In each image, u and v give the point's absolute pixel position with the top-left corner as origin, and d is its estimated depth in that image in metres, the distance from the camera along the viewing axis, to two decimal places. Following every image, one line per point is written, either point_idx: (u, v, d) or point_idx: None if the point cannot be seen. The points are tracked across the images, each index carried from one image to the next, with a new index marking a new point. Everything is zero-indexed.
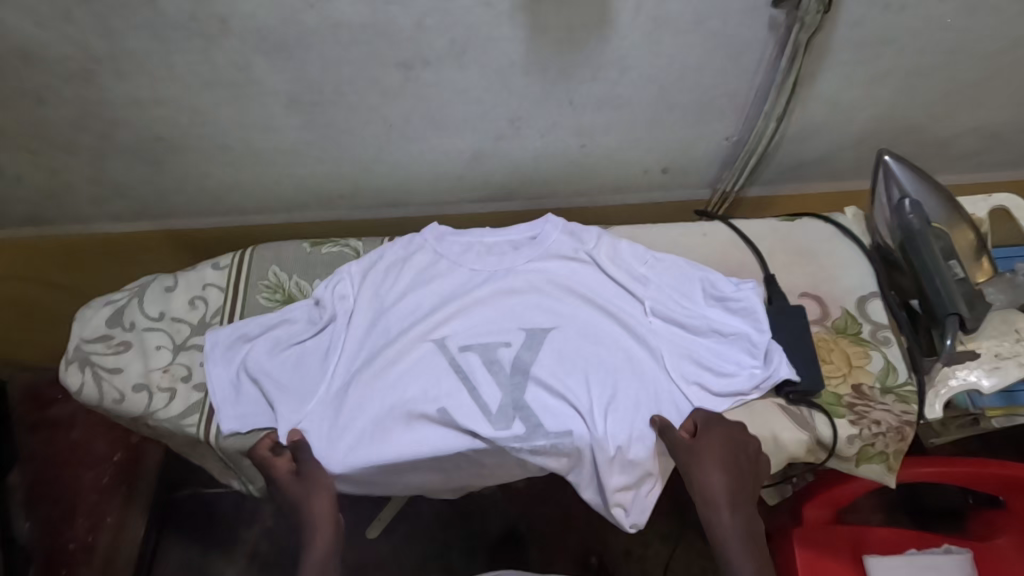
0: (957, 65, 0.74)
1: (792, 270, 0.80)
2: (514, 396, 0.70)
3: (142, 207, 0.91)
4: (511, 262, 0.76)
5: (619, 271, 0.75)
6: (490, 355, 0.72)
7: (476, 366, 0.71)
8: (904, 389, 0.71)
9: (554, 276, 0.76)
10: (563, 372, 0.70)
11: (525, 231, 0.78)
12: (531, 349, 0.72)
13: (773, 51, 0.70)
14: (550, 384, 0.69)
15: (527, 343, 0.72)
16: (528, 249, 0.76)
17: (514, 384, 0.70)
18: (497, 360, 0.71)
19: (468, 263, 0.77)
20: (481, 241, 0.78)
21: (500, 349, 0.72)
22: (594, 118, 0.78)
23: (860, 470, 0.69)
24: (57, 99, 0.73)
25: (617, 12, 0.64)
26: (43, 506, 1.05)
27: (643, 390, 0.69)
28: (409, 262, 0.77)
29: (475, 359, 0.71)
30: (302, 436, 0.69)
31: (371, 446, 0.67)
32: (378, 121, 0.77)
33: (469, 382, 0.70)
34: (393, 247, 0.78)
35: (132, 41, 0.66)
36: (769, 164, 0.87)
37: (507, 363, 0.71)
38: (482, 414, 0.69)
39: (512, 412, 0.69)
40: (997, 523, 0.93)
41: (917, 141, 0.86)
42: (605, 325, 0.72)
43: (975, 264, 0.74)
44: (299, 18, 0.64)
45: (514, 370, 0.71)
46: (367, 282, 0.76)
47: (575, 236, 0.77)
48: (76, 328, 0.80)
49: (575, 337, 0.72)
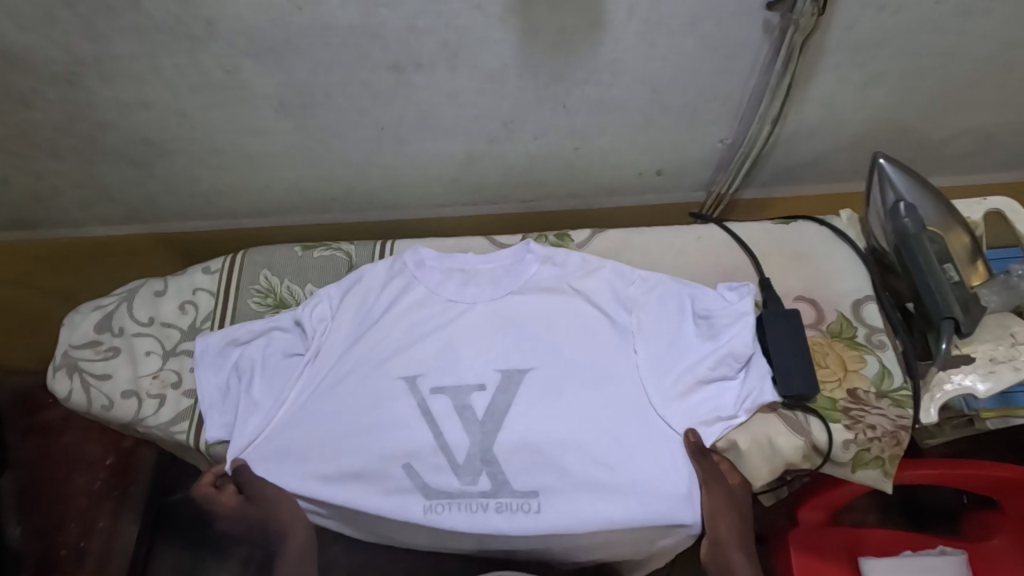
0: (951, 67, 0.74)
1: (788, 273, 0.80)
2: (482, 447, 0.69)
3: (131, 210, 0.90)
4: (489, 295, 0.75)
5: (599, 290, 0.74)
6: (461, 401, 0.71)
7: (445, 412, 0.71)
8: (899, 393, 0.70)
9: (534, 307, 0.74)
10: (544, 404, 0.70)
11: (508, 257, 0.77)
12: (506, 392, 0.71)
13: (767, 54, 0.70)
14: (509, 423, 0.70)
15: (502, 385, 0.71)
16: (508, 282, 0.76)
17: (485, 433, 0.70)
18: (469, 405, 0.71)
19: (446, 293, 0.76)
20: (464, 266, 0.77)
21: (473, 394, 0.71)
22: (587, 120, 0.77)
23: (856, 476, 0.69)
24: (42, 102, 0.72)
25: (609, 13, 0.63)
26: (36, 511, 1.06)
27: (631, 412, 0.69)
28: (390, 286, 0.76)
29: (445, 404, 0.71)
30: (245, 462, 0.71)
31: (336, 486, 0.70)
32: (370, 124, 0.76)
33: (435, 428, 0.70)
34: (374, 269, 0.77)
35: (118, 44, 0.65)
36: (764, 166, 0.87)
37: (479, 409, 0.70)
38: (444, 458, 0.69)
39: (482, 436, 0.70)
40: (991, 524, 0.94)
41: (912, 143, 0.86)
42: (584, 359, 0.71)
43: (969, 267, 0.72)
44: (288, 20, 0.63)
45: (486, 419, 0.70)
46: (347, 302, 0.76)
47: (555, 264, 0.76)
48: (64, 333, 0.79)
49: (558, 369, 0.71)
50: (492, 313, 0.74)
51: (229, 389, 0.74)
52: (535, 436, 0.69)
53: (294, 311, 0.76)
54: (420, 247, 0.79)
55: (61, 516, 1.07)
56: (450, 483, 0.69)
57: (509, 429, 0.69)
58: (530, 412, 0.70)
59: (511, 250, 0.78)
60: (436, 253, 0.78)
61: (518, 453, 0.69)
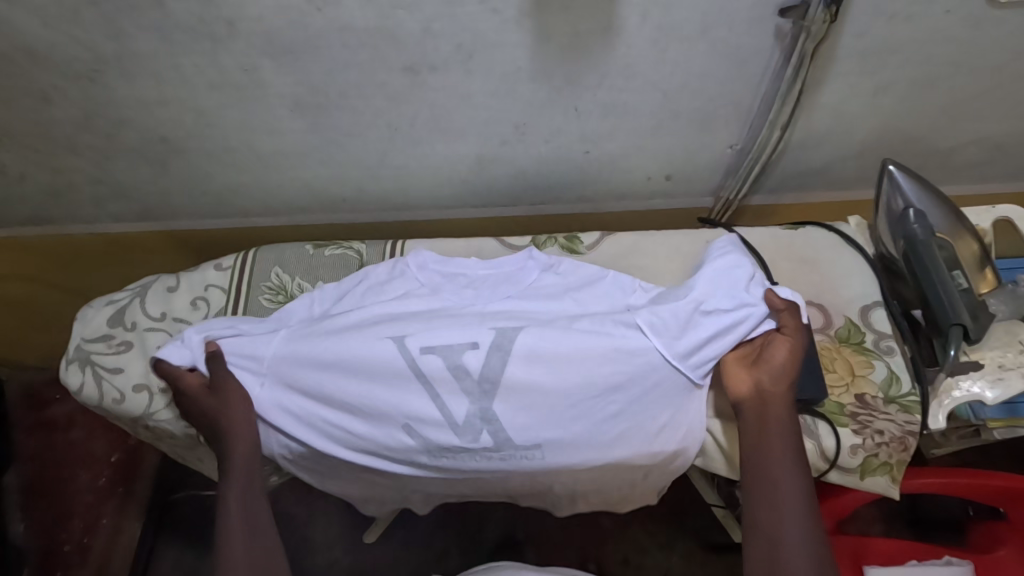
0: (960, 77, 0.75)
1: (795, 278, 0.80)
2: (480, 407, 0.68)
3: (144, 207, 0.91)
4: (488, 297, 0.75)
5: (606, 288, 0.75)
6: (455, 360, 0.69)
7: (441, 372, 0.69)
8: (908, 399, 0.70)
9: (538, 309, 0.73)
10: (551, 378, 0.68)
11: (512, 264, 0.78)
12: (497, 353, 0.69)
13: (777, 61, 0.70)
14: (512, 402, 0.68)
15: (493, 346, 0.69)
16: (509, 286, 0.76)
17: (482, 393, 0.68)
18: (462, 364, 0.69)
19: (447, 292, 0.76)
20: (467, 272, 0.78)
21: (466, 353, 0.69)
22: (599, 125, 0.78)
23: (865, 483, 0.68)
24: (63, 99, 0.73)
25: (622, 19, 0.64)
26: (40, 507, 1.05)
27: (642, 380, 0.68)
28: (387, 283, 0.77)
29: (438, 362, 0.69)
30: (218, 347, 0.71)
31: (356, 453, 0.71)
32: (383, 125, 0.77)
33: (432, 391, 0.69)
34: (376, 270, 0.79)
35: (139, 43, 0.66)
36: (773, 172, 0.87)
37: (473, 369, 0.68)
38: (448, 427, 0.68)
39: (480, 422, 0.68)
40: (998, 535, 0.93)
41: (921, 152, 0.86)
42: (591, 344, 0.68)
43: (978, 274, 0.73)
44: (306, 21, 0.64)
45: (482, 378, 0.68)
46: (356, 294, 0.77)
47: (558, 271, 0.77)
48: (77, 328, 0.80)
49: (562, 355, 0.69)
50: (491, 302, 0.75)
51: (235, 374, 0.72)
52: (538, 425, 0.68)
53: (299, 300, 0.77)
54: (422, 251, 0.80)
55: (68, 508, 1.06)
56: (450, 441, 0.68)
57: (506, 384, 0.68)
58: (540, 393, 0.68)
59: (523, 254, 0.80)
60: (439, 257, 0.79)
61: (520, 435, 0.68)
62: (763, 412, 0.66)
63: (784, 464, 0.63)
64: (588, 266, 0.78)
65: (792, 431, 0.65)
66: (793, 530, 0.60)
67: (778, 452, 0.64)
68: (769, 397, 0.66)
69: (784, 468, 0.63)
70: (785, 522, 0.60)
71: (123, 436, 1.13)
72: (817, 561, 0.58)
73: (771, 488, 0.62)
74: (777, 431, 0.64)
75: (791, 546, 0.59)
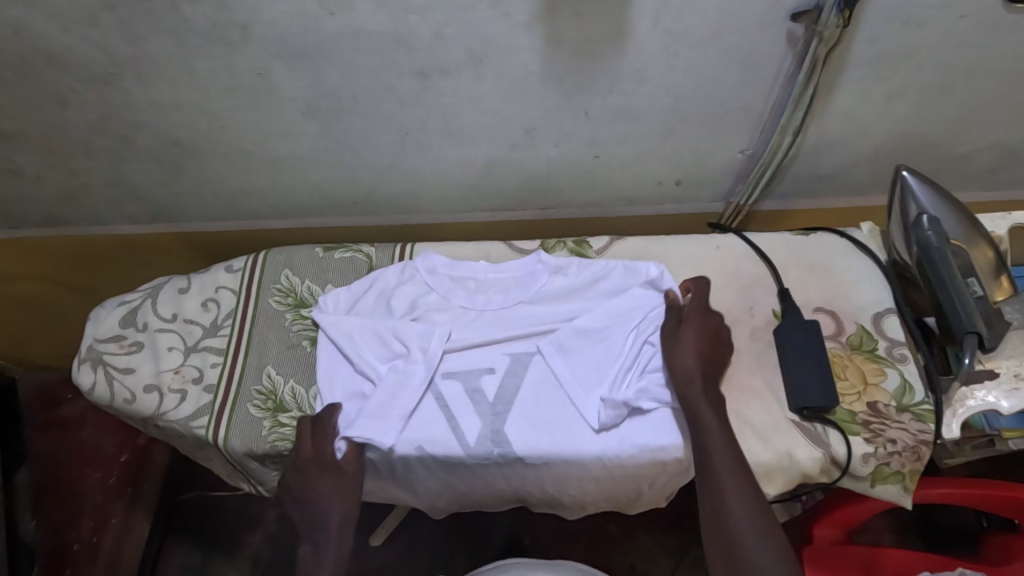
0: (976, 82, 0.74)
1: (807, 284, 0.79)
2: (493, 428, 0.69)
3: (158, 209, 0.92)
4: (499, 303, 0.77)
5: (619, 280, 0.76)
6: (472, 384, 0.72)
7: (457, 397, 0.71)
8: (921, 408, 0.69)
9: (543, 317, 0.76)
10: (580, 384, 0.71)
11: (520, 268, 0.79)
12: (513, 376, 0.72)
13: (790, 66, 0.70)
14: (531, 424, 0.69)
15: (509, 369, 0.73)
16: (519, 289, 0.78)
17: (495, 414, 0.70)
18: (480, 389, 0.72)
19: (459, 298, 0.78)
20: (476, 276, 0.80)
21: (483, 377, 0.72)
22: (609, 130, 0.78)
23: (876, 491, 0.68)
24: (80, 101, 0.74)
25: (633, 25, 0.64)
26: (50, 506, 1.05)
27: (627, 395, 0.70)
28: (399, 288, 0.78)
29: (456, 388, 0.72)
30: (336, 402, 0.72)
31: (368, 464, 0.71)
32: (394, 129, 0.77)
33: (448, 413, 0.71)
34: (386, 273, 0.80)
35: (154, 46, 0.67)
36: (784, 177, 0.87)
37: (489, 393, 0.72)
38: (459, 447, 0.69)
39: (493, 445, 0.68)
40: (1013, 548, 0.91)
41: (934, 157, 0.85)
42: (575, 373, 0.71)
43: (993, 282, 0.71)
44: (319, 25, 0.64)
45: (496, 400, 0.71)
46: (367, 305, 0.78)
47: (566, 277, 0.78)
48: (90, 328, 0.81)
49: (576, 375, 0.71)
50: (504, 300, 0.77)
51: (326, 375, 0.74)
52: (550, 439, 0.68)
53: (322, 309, 0.78)
54: (432, 253, 0.81)
55: (78, 509, 1.06)
56: (463, 459, 0.69)
57: (517, 410, 0.70)
58: (567, 412, 0.70)
59: (525, 256, 0.81)
60: (447, 260, 0.80)
61: (529, 442, 0.68)
62: (677, 380, 0.68)
63: (706, 425, 0.65)
64: (599, 268, 0.78)
65: (704, 379, 0.68)
66: (728, 487, 0.62)
67: (699, 414, 0.66)
68: (685, 371, 0.68)
69: (705, 416, 0.65)
70: (722, 463, 0.63)
71: (132, 437, 1.14)
72: (751, 508, 0.61)
73: (703, 446, 0.65)
74: (693, 394, 0.67)
75: (730, 508, 0.61)
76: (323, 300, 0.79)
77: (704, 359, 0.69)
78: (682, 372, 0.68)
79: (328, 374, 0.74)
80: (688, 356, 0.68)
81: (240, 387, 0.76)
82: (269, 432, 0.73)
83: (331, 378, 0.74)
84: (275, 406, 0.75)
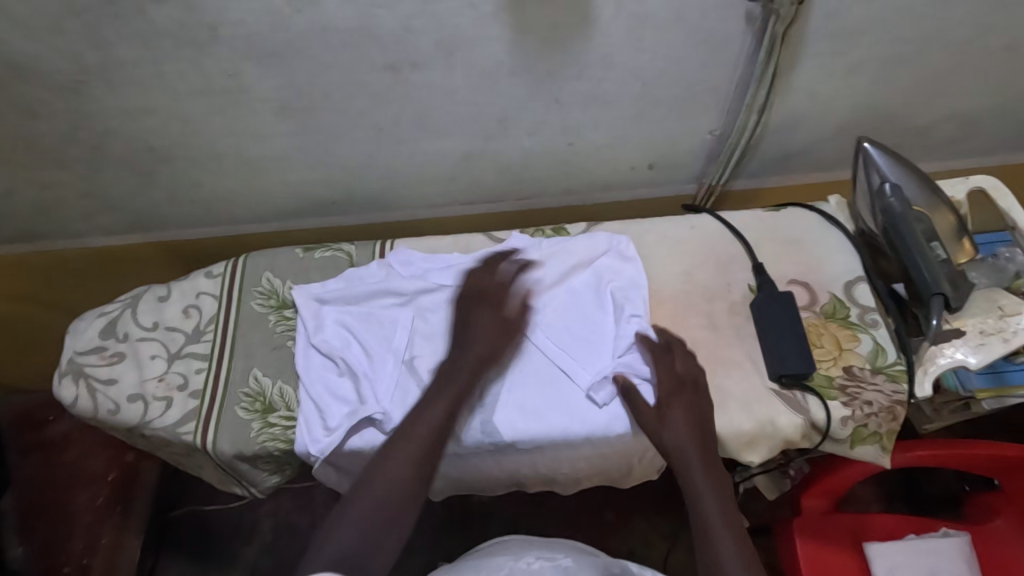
0: (929, 53, 0.76)
1: (780, 259, 0.82)
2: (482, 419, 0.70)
3: (134, 219, 0.91)
4: None
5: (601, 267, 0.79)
6: None
7: None
8: (894, 368, 0.72)
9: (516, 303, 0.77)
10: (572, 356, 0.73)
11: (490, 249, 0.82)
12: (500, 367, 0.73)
13: (750, 45, 0.72)
14: (518, 409, 0.70)
15: None
16: (494, 263, 0.79)
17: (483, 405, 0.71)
18: None
19: (437, 278, 0.78)
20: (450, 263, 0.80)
21: None
22: (580, 117, 0.79)
23: (856, 452, 0.70)
24: (48, 111, 0.73)
25: (598, 10, 0.66)
26: (37, 528, 1.03)
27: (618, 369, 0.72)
28: (382, 283, 0.78)
29: None
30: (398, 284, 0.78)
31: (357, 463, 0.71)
32: (368, 126, 0.78)
33: None
34: (369, 270, 0.81)
35: (122, 51, 0.67)
36: (753, 157, 0.89)
37: None
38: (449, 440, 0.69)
39: (481, 436, 0.69)
40: (994, 505, 0.95)
41: (896, 130, 0.88)
42: (559, 364, 0.72)
43: (956, 244, 0.73)
44: (287, 23, 0.65)
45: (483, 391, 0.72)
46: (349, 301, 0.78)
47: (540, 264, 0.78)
48: (70, 341, 0.80)
49: (559, 353, 0.73)
50: None
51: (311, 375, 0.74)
52: (539, 424, 0.69)
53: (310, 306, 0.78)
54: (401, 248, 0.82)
55: (68, 530, 1.03)
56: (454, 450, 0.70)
57: (505, 398, 0.71)
58: (557, 392, 0.71)
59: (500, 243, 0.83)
60: (422, 256, 0.81)
61: (518, 428, 0.69)
62: (673, 455, 0.66)
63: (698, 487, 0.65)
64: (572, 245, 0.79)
65: (696, 449, 0.66)
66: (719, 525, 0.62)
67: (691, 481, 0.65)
68: (677, 445, 0.66)
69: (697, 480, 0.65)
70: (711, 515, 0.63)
71: (120, 453, 1.11)
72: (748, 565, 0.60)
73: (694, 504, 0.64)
74: (687, 463, 0.66)
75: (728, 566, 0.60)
76: (304, 294, 0.79)
77: (695, 435, 0.67)
78: (676, 449, 0.66)
79: (317, 376, 0.74)
80: (679, 430, 0.67)
81: (228, 390, 0.75)
82: (259, 433, 0.73)
83: (319, 379, 0.74)
84: (263, 407, 0.74)
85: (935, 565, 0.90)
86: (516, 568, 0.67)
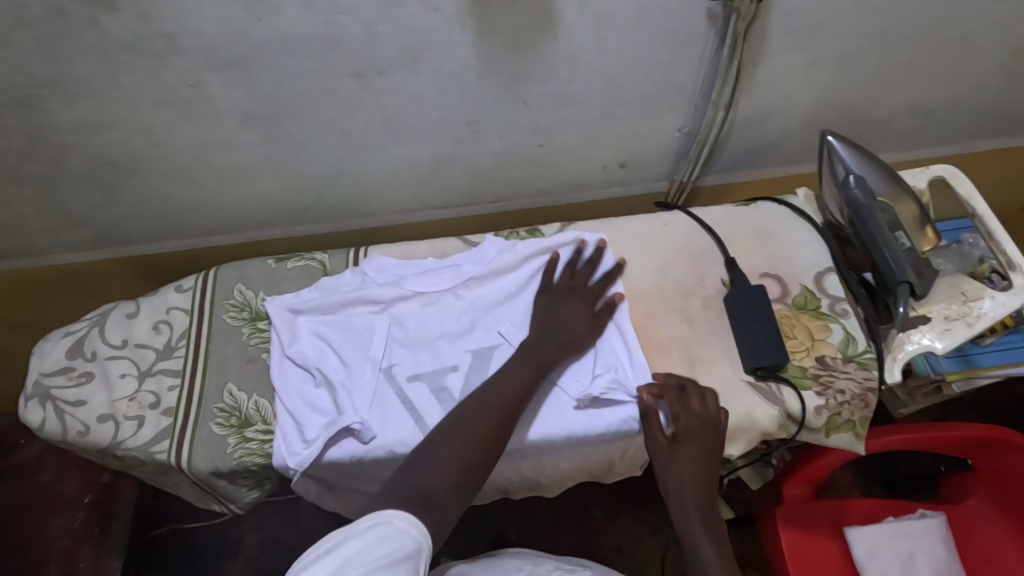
0: (887, 47, 0.78)
1: (752, 252, 0.83)
2: None
3: (100, 234, 0.89)
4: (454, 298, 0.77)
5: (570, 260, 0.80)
6: (438, 383, 0.73)
7: (425, 399, 0.72)
8: (864, 356, 0.73)
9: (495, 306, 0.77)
10: None
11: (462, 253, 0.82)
12: (477, 371, 0.73)
13: (714, 43, 0.73)
14: None
15: (473, 365, 0.74)
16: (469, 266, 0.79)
17: None
18: (445, 387, 0.72)
19: (411, 284, 0.78)
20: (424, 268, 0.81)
21: (448, 375, 0.73)
22: (550, 118, 0.80)
23: (832, 440, 0.71)
24: (2, 128, 0.71)
25: (561, 11, 0.66)
26: (9, 557, 1.00)
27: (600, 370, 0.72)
28: (358, 291, 0.77)
29: (422, 389, 0.72)
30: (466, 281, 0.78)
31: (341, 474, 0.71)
32: (337, 132, 0.77)
33: (416, 413, 0.71)
34: (344, 278, 0.80)
35: (77, 64, 0.65)
36: (722, 152, 0.90)
37: (455, 389, 0.72)
38: None
39: None
40: (966, 485, 0.98)
41: (860, 122, 0.90)
42: None
43: (919, 233, 0.74)
44: (247, 31, 0.64)
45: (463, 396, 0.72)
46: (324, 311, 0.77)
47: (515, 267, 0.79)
48: (35, 362, 0.78)
49: None
50: (453, 296, 0.78)
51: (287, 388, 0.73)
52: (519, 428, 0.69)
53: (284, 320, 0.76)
54: (377, 256, 0.81)
55: (43, 555, 1.01)
56: None
57: None
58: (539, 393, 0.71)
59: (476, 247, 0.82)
60: (393, 262, 0.81)
61: None
62: (673, 497, 0.66)
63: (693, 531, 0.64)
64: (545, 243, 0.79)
65: (697, 490, 0.65)
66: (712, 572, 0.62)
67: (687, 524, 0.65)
68: (678, 487, 0.66)
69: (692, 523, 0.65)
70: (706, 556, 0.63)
71: (96, 474, 1.08)
72: None
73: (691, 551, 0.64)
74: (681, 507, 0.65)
75: None
76: (276, 305, 0.77)
77: (699, 478, 0.66)
78: (676, 491, 0.66)
79: (294, 389, 0.73)
80: (685, 470, 0.66)
81: (201, 406, 0.74)
82: (235, 449, 0.71)
83: (296, 391, 0.72)
84: (239, 421, 0.73)
85: (914, 548, 0.93)
86: (535, 571, 0.70)
